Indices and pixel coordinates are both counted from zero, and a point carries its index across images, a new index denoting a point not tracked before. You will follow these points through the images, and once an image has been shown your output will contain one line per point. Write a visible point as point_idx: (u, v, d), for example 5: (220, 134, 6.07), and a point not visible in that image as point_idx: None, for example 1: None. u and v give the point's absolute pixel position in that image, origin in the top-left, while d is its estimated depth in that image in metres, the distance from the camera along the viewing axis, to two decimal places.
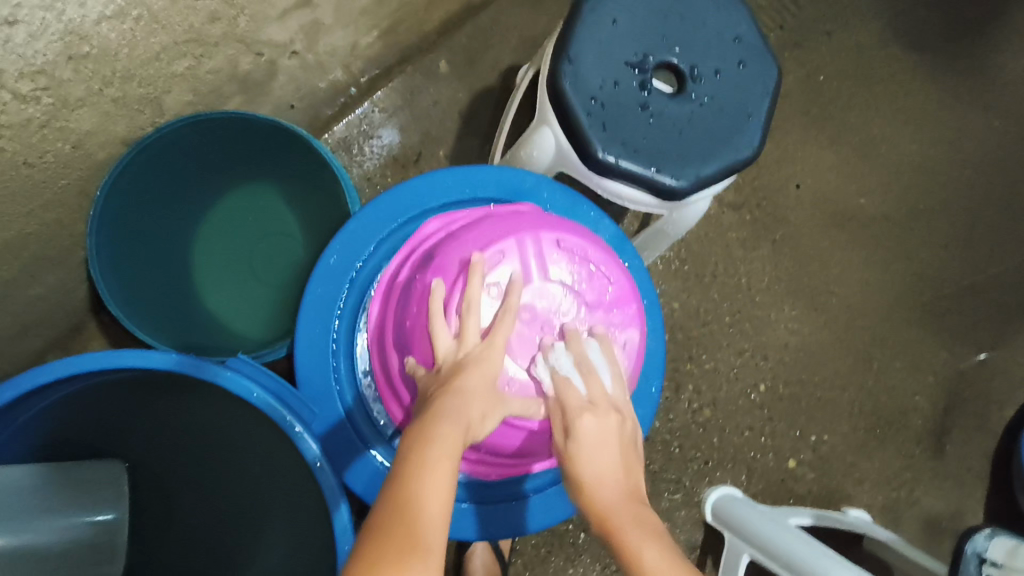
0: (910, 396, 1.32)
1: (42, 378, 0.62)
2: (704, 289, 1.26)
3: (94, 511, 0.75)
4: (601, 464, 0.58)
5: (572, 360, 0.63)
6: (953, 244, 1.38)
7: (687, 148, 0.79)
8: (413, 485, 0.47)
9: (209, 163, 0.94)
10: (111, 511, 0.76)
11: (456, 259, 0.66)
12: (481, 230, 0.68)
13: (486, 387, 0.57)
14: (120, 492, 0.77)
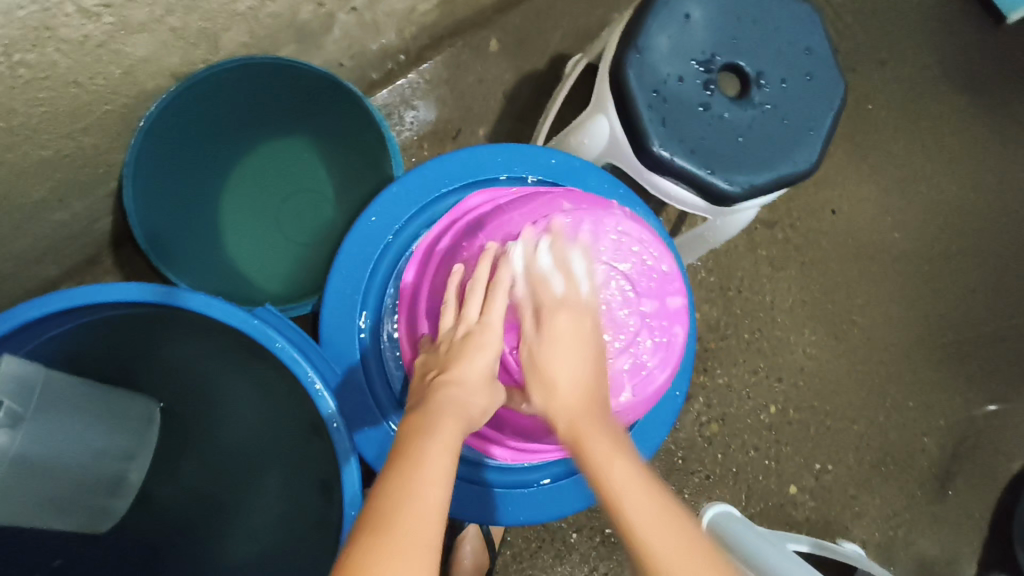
0: (919, 437, 1.31)
1: (72, 302, 0.60)
2: (726, 303, 1.25)
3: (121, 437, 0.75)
4: (577, 363, 0.55)
5: (551, 259, 0.59)
6: (982, 290, 1.37)
7: (744, 154, 0.77)
8: (412, 467, 0.46)
9: (253, 111, 0.92)
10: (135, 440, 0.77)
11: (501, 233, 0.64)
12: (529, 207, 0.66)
13: (487, 378, 0.55)
14: (147, 426, 0.78)
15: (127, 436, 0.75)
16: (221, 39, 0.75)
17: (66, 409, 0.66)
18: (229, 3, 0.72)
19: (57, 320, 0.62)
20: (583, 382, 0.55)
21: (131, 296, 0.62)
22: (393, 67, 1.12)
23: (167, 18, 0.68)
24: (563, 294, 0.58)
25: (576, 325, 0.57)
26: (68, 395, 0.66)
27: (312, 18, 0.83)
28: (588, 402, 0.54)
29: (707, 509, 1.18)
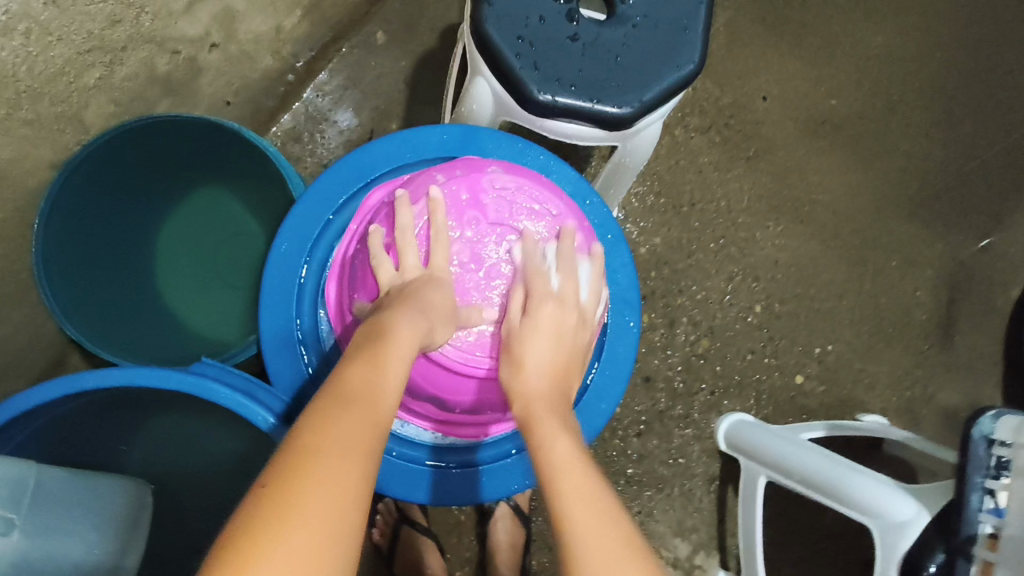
0: (911, 292, 1.29)
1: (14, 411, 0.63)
2: (683, 220, 1.24)
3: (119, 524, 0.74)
4: (544, 349, 0.59)
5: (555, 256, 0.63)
6: (935, 130, 1.34)
7: (626, 72, 0.76)
8: (347, 393, 0.46)
9: (156, 176, 0.91)
10: (133, 525, 0.76)
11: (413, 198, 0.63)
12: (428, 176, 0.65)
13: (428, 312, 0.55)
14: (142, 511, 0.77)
15: (121, 520, 0.74)
16: (86, 117, 0.79)
17: (51, 498, 0.66)
18: (77, 78, 0.77)
19: (14, 429, 0.65)
20: (545, 374, 0.58)
21: (67, 387, 0.64)
22: (287, 89, 1.11)
23: (16, 111, 0.74)
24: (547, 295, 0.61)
25: (559, 319, 0.61)
26: (53, 493, 0.66)
27: (173, 68, 0.84)
28: (547, 374, 0.58)
29: (722, 422, 1.18)
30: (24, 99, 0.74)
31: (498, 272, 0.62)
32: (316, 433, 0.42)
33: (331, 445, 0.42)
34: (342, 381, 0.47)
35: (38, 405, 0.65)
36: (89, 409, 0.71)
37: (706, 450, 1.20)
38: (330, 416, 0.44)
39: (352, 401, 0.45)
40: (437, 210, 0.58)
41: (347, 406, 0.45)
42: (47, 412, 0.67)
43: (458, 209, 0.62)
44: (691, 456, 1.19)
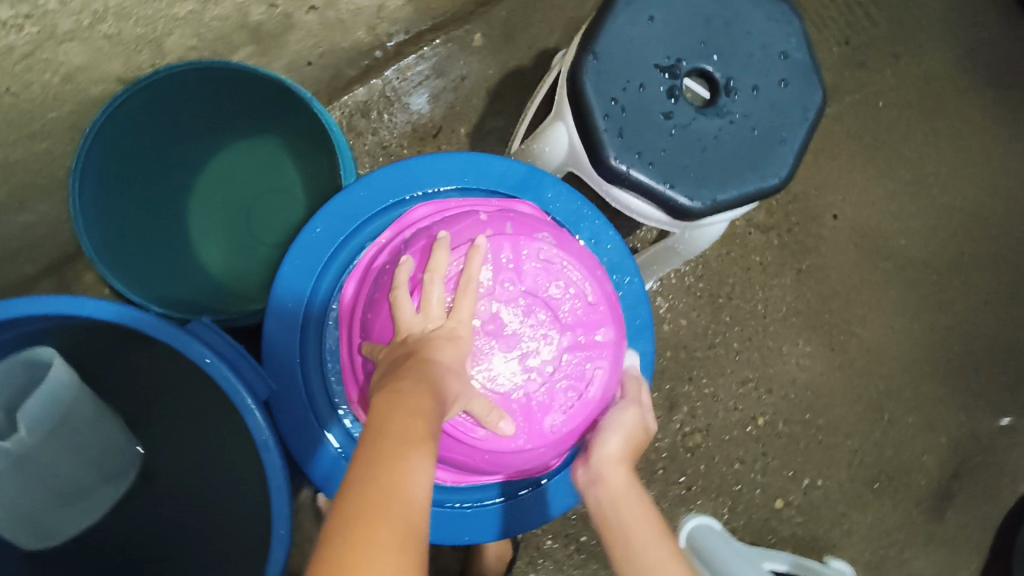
0: (918, 452, 1.25)
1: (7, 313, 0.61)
2: (715, 310, 1.20)
3: (104, 473, 0.75)
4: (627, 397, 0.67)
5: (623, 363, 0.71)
6: (994, 301, 1.29)
7: (708, 166, 0.73)
8: (384, 465, 0.42)
9: (217, 113, 0.91)
10: (107, 482, 0.75)
11: (460, 236, 0.59)
12: (478, 218, 0.61)
13: (455, 371, 0.50)
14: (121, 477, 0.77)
15: (107, 469, 0.75)
16: (165, 44, 0.78)
17: (76, 423, 0.69)
18: (167, 8, 0.74)
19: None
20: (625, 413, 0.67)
21: (51, 307, 0.61)
22: (371, 63, 1.09)
23: (100, 24, 0.70)
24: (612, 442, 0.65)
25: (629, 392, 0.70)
26: (81, 418, 0.69)
27: (268, 19, 0.83)
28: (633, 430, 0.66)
29: (688, 522, 1.15)
30: (111, 14, 0.70)
31: (517, 344, 0.56)
32: (360, 517, 0.38)
33: (381, 535, 0.38)
34: (374, 452, 0.43)
35: (19, 317, 0.63)
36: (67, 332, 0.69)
37: None
38: (369, 494, 0.40)
39: (391, 470, 0.41)
40: (477, 258, 0.55)
41: (391, 483, 0.40)
42: (38, 322, 0.65)
43: (498, 260, 0.57)
44: None
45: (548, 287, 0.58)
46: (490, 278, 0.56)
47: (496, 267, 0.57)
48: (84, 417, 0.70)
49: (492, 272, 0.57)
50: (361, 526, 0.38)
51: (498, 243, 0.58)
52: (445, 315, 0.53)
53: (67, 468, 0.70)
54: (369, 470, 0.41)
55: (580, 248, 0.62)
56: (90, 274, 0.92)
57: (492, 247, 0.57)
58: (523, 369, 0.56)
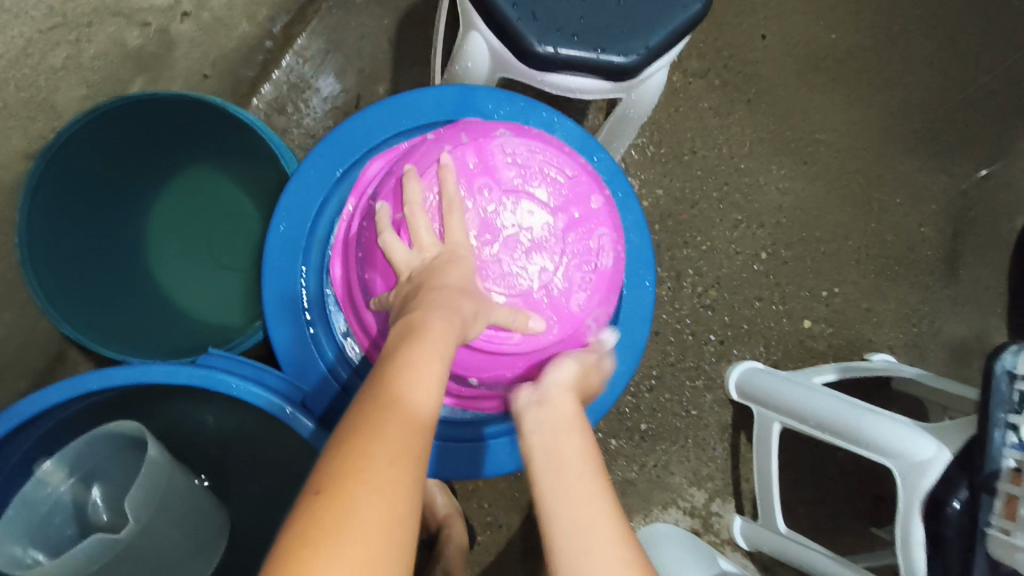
0: (916, 227, 1.28)
1: (26, 412, 0.59)
2: (686, 169, 1.21)
3: (197, 543, 0.73)
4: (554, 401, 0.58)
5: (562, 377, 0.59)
6: (937, 60, 1.30)
7: (630, 18, 0.71)
8: (384, 409, 0.42)
9: (139, 159, 0.88)
10: (201, 549, 0.73)
11: (421, 165, 0.58)
12: (432, 142, 0.60)
13: (466, 288, 0.51)
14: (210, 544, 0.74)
15: (197, 536, 0.73)
16: (57, 102, 0.79)
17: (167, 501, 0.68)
18: (43, 61, 0.75)
19: (11, 440, 0.61)
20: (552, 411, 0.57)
21: (67, 389, 0.60)
22: (266, 56, 1.04)
23: None
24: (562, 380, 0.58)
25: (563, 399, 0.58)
26: (171, 496, 0.68)
27: (146, 41, 0.84)
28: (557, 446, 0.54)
29: (732, 371, 1.17)
30: None
31: (518, 242, 0.56)
32: (358, 439, 0.40)
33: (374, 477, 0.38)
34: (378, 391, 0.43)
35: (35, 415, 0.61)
36: (94, 413, 0.67)
37: (719, 400, 1.20)
38: (366, 431, 0.40)
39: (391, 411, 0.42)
40: (448, 176, 0.55)
41: (388, 438, 0.40)
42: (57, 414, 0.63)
43: (467, 172, 0.57)
44: (704, 407, 1.19)
45: (525, 179, 0.57)
46: (468, 190, 0.56)
47: (468, 178, 0.56)
48: (173, 494, 0.68)
49: (467, 185, 0.56)
50: (364, 442, 0.40)
51: (461, 156, 0.57)
52: (440, 243, 0.53)
53: (164, 544, 0.68)
54: (368, 408, 0.42)
55: (539, 134, 0.61)
56: (86, 363, 0.90)
57: (457, 162, 0.57)
58: (532, 263, 0.56)
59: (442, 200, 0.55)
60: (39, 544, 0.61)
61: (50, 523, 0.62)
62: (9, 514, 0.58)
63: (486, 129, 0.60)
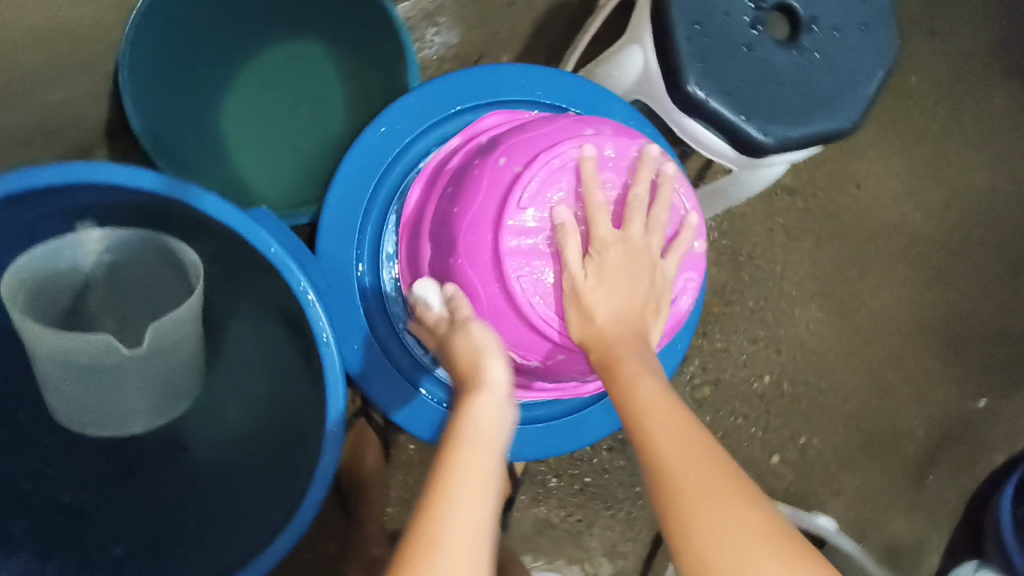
0: (909, 421, 1.30)
1: (57, 178, 0.55)
2: (736, 269, 1.22)
3: (165, 403, 0.73)
4: (606, 290, 0.52)
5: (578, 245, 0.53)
6: (995, 284, 1.33)
7: (782, 103, 0.72)
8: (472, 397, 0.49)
9: (260, 8, 0.91)
10: (162, 409, 0.73)
11: (555, 132, 0.57)
12: (575, 119, 0.59)
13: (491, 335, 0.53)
14: (168, 409, 0.74)
15: (166, 395, 0.72)
16: None
17: (173, 353, 0.68)
18: None
19: (42, 197, 0.57)
20: (606, 312, 0.52)
21: (120, 178, 0.56)
22: None
23: None
24: (612, 236, 0.53)
25: (608, 260, 0.52)
26: (178, 350, 0.69)
27: None
28: (617, 346, 0.51)
29: None
30: None
31: None
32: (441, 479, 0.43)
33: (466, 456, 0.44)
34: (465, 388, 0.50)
35: (73, 187, 0.57)
36: (119, 213, 0.64)
37: None
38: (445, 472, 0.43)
39: (481, 396, 0.49)
40: (589, 166, 0.54)
41: (474, 431, 0.46)
42: (77, 196, 0.59)
43: (602, 161, 0.56)
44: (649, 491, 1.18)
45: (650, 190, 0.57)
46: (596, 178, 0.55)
47: (600, 170, 0.56)
48: (181, 351, 0.69)
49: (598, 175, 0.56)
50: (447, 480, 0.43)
51: (601, 145, 0.56)
52: (541, 215, 0.54)
53: (140, 385, 0.68)
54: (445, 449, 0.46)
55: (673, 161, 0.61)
56: None
57: (596, 148, 0.56)
58: None
59: (565, 178, 0.55)
60: (39, 296, 0.64)
61: (49, 292, 0.65)
62: (35, 252, 0.61)
63: (631, 135, 0.59)
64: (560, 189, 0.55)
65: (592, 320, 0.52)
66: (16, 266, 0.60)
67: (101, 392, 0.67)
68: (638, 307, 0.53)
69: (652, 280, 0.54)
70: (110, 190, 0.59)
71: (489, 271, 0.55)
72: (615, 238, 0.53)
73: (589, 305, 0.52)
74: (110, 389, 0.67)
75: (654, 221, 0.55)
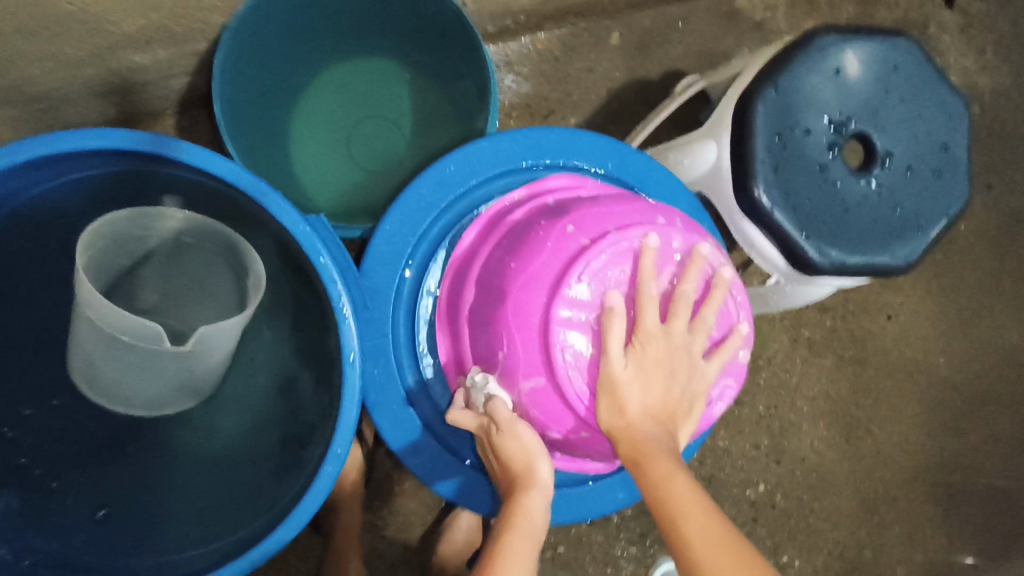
0: (893, 563, 1.27)
1: (97, 143, 0.56)
2: (753, 370, 1.21)
3: (181, 395, 0.71)
4: (645, 382, 0.52)
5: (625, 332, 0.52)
6: (1004, 444, 1.33)
7: (843, 230, 0.73)
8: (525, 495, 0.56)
9: (361, 23, 0.92)
10: (175, 399, 0.71)
11: (626, 213, 0.56)
12: (647, 203, 0.58)
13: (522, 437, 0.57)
14: (185, 399, 0.73)
15: (185, 388, 0.70)
16: None
17: (211, 354, 0.65)
18: None
19: (86, 159, 0.58)
20: (642, 404, 0.52)
21: (159, 148, 0.57)
22: (511, 25, 1.10)
23: None
24: (657, 328, 0.52)
25: (650, 354, 0.52)
26: (216, 352, 0.65)
27: None
28: (647, 441, 0.51)
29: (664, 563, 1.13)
30: None
31: None
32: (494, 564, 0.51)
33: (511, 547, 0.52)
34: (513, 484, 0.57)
35: (79, 154, 0.57)
36: (153, 182, 0.65)
37: None
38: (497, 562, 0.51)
39: (532, 497, 0.55)
40: (650, 254, 0.53)
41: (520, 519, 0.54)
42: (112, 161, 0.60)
43: (665, 252, 0.55)
44: None
45: (706, 290, 0.56)
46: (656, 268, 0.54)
47: (661, 260, 0.55)
48: (218, 353, 0.66)
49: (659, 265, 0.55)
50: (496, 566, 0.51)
51: (669, 236, 0.56)
52: (592, 294, 0.53)
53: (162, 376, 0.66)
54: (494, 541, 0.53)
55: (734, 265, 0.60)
56: None
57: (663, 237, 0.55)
58: None
59: (625, 261, 0.54)
60: (105, 256, 0.61)
61: (111, 255, 0.62)
62: (117, 216, 0.59)
63: (698, 231, 0.58)
64: (617, 270, 0.54)
65: (626, 411, 0.52)
66: (98, 224, 0.57)
67: (125, 370, 0.65)
68: (672, 402, 0.53)
69: (690, 377, 0.54)
70: (111, 156, 0.59)
71: (534, 335, 0.54)
72: (662, 332, 0.52)
73: (626, 394, 0.52)
74: (133, 372, 0.65)
75: (699, 321, 0.54)
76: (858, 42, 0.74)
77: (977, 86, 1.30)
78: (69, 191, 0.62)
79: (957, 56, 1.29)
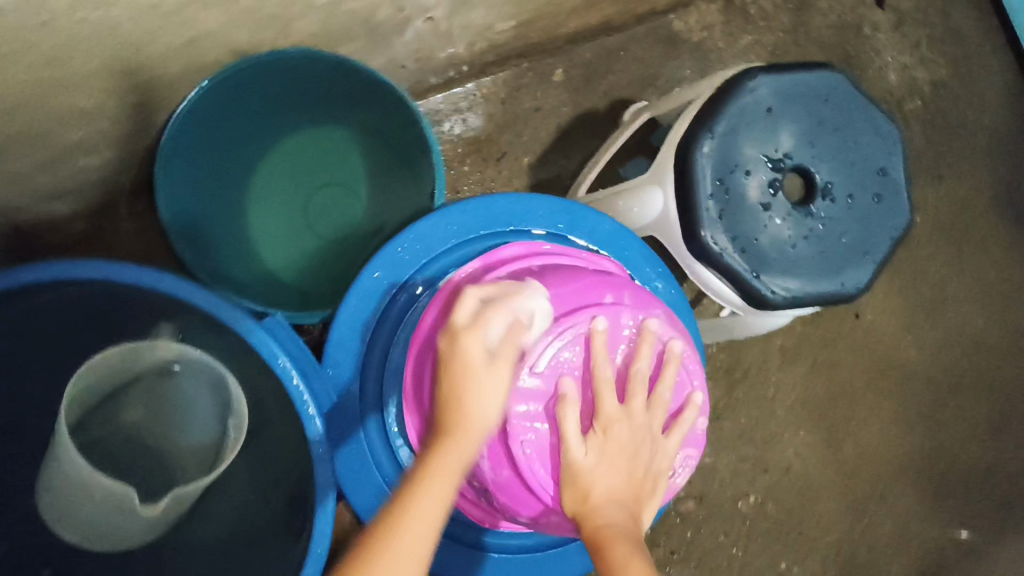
0: (888, 557, 1.30)
1: (44, 278, 0.54)
2: (730, 385, 1.23)
3: (148, 531, 0.68)
4: (604, 462, 0.53)
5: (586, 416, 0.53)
6: (982, 427, 1.35)
7: (793, 263, 0.75)
8: (454, 440, 0.49)
9: (304, 99, 0.91)
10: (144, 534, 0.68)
11: (577, 295, 0.58)
12: (598, 279, 0.60)
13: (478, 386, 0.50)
14: (151, 536, 0.69)
15: (153, 523, 0.67)
16: (290, 29, 0.81)
17: (181, 495, 0.63)
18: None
19: (38, 292, 0.57)
20: (604, 484, 0.53)
21: (107, 276, 0.56)
22: (454, 75, 1.11)
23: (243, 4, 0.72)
24: (616, 411, 0.54)
25: (607, 435, 0.53)
26: (186, 493, 0.64)
27: (388, 20, 0.87)
28: (610, 522, 0.52)
29: None
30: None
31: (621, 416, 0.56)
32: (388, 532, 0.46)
33: (422, 499, 0.47)
34: (443, 429, 0.50)
35: (33, 290, 0.55)
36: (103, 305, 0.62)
37: None
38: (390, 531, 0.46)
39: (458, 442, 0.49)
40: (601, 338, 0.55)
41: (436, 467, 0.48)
42: (61, 292, 0.58)
43: (617, 333, 0.57)
44: None
45: (661, 366, 0.57)
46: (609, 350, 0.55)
47: (613, 340, 0.56)
48: (190, 492, 0.64)
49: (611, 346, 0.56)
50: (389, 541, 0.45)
51: (619, 316, 0.57)
52: (548, 381, 0.54)
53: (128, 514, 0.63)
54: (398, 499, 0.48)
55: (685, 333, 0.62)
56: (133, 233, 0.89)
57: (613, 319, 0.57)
58: None
59: (579, 347, 0.55)
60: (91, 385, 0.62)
61: (101, 381, 0.63)
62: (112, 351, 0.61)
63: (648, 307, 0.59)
64: (571, 355, 0.55)
65: (589, 491, 0.52)
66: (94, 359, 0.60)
67: (91, 504, 0.62)
68: (634, 481, 0.54)
69: (649, 454, 0.56)
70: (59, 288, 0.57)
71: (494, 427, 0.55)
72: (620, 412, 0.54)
73: (589, 476, 0.53)
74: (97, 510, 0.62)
75: (655, 398, 0.56)
76: (789, 78, 0.76)
77: (917, 81, 1.33)
78: (17, 337, 0.60)
79: (896, 55, 1.32)
